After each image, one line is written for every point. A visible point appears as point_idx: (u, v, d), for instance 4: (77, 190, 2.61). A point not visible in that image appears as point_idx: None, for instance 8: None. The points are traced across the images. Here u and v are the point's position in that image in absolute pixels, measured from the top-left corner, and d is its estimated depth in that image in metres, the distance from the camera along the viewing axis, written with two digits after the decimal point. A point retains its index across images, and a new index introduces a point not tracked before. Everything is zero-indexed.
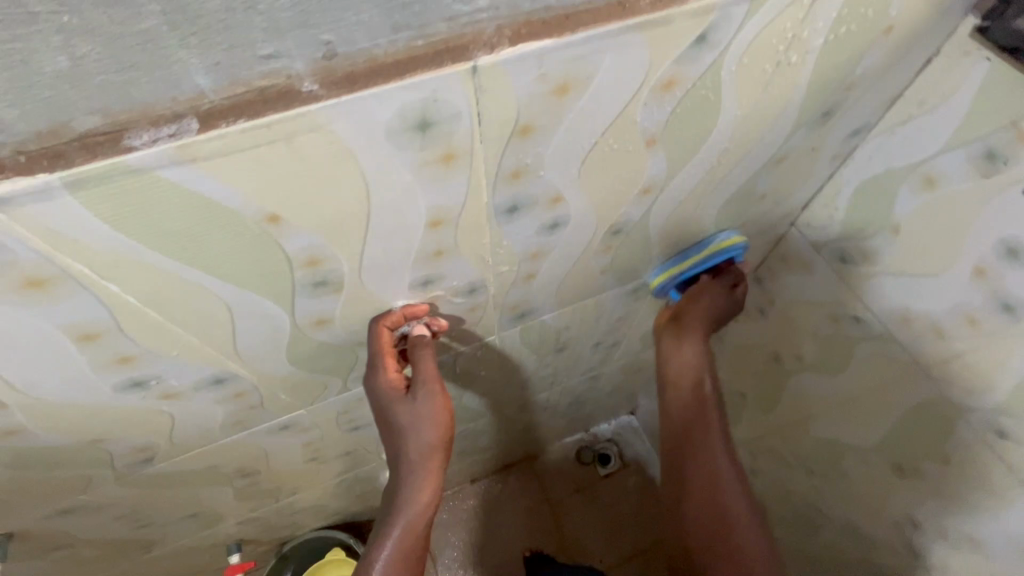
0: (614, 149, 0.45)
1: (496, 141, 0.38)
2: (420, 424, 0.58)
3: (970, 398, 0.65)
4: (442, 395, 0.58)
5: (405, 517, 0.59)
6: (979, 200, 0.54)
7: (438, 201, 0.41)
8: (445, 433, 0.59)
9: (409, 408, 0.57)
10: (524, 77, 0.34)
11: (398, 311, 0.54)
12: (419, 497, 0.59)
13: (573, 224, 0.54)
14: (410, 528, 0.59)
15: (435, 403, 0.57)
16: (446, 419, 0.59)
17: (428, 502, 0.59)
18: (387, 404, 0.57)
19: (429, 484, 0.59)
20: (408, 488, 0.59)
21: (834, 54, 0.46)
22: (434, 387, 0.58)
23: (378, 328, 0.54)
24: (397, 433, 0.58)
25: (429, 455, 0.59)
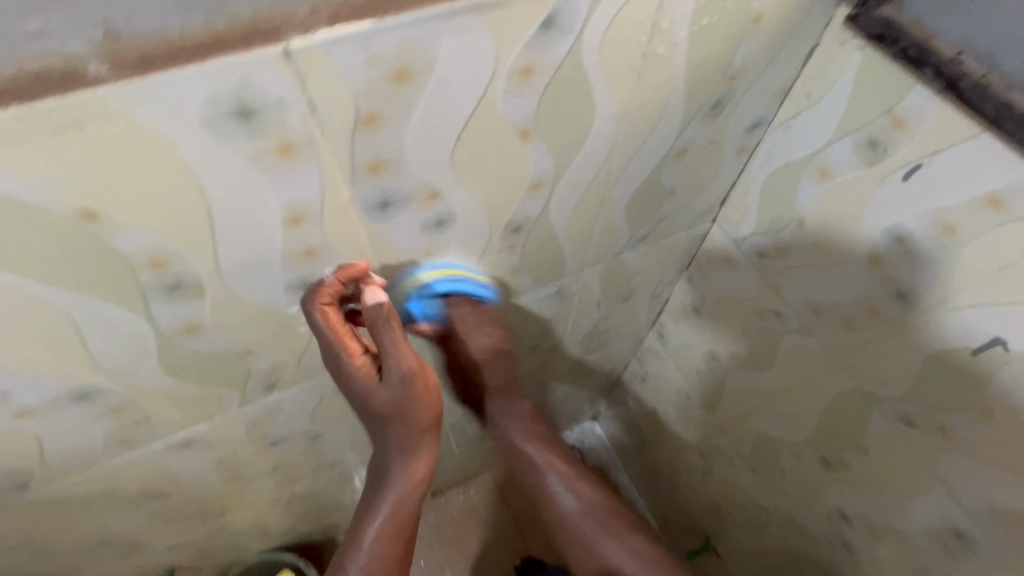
0: (486, 141, 0.44)
1: (338, 131, 0.36)
2: (405, 407, 0.62)
3: (879, 388, 0.65)
4: (419, 377, 0.59)
5: (398, 486, 0.70)
6: (869, 189, 0.55)
7: (292, 196, 0.39)
8: (433, 410, 0.65)
9: (390, 392, 0.59)
10: (351, 61, 0.32)
11: (335, 278, 0.49)
12: (409, 471, 0.69)
13: (464, 221, 0.52)
14: (403, 497, 0.70)
15: (416, 386, 0.60)
16: (432, 395, 0.63)
17: (419, 471, 0.70)
18: (363, 389, 0.59)
19: (421, 459, 0.70)
20: (400, 463, 0.69)
21: (706, 45, 0.46)
22: (411, 370, 0.58)
23: (320, 311, 0.51)
24: (385, 418, 0.63)
25: (421, 435, 0.67)
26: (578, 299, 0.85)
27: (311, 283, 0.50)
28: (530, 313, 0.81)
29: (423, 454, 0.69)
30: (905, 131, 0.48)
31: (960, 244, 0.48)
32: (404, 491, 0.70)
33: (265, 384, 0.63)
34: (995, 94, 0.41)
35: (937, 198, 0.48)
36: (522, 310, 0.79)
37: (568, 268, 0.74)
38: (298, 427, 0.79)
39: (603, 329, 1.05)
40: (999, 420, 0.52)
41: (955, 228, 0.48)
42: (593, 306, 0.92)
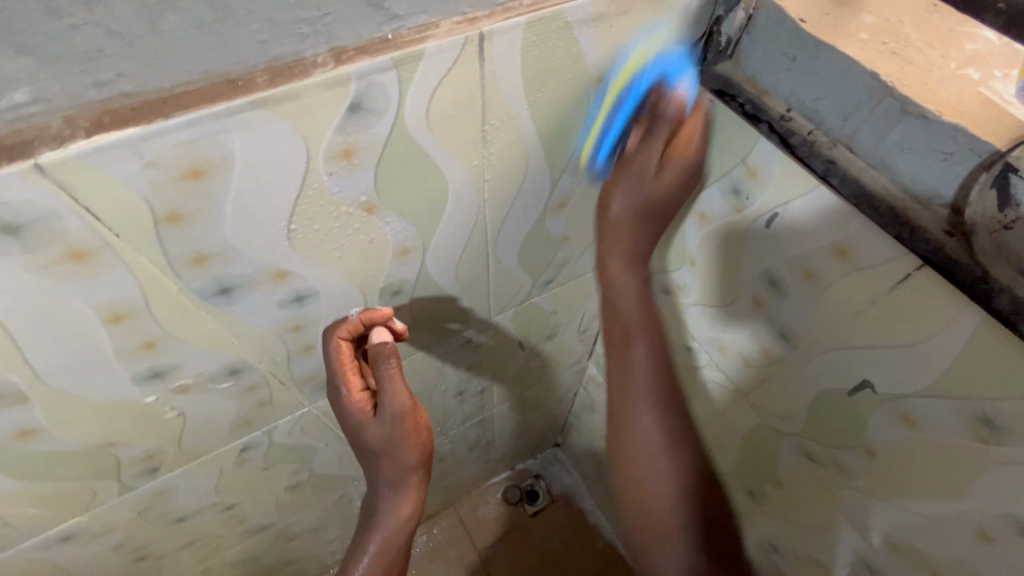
0: (325, 219, 0.42)
1: (135, 233, 0.34)
2: (395, 446, 0.58)
3: (783, 424, 0.65)
4: (410, 417, 0.56)
5: (386, 525, 0.62)
6: (739, 232, 0.55)
7: (105, 298, 0.37)
8: (423, 450, 0.59)
9: (378, 432, 0.56)
10: (125, 168, 0.31)
11: (354, 319, 0.52)
12: (399, 509, 0.62)
13: (328, 292, 0.50)
14: (391, 536, 0.63)
15: (403, 424, 0.56)
16: (423, 436, 0.59)
17: (408, 511, 0.63)
18: (357, 423, 0.57)
19: (410, 497, 0.62)
20: (388, 501, 0.62)
21: (549, 106, 0.45)
22: (403, 407, 0.55)
23: (335, 342, 0.53)
24: (373, 457, 0.59)
25: (407, 472, 0.60)
26: (495, 343, 0.84)
27: (335, 319, 0.53)
28: (443, 362, 0.79)
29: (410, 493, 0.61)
30: (759, 181, 0.49)
31: (821, 289, 0.48)
32: (395, 526, 0.62)
33: (144, 470, 0.59)
34: (821, 152, 0.42)
35: (797, 246, 0.49)
36: (434, 361, 0.77)
37: (473, 318, 0.72)
38: (203, 502, 0.75)
39: (536, 366, 1.04)
40: (881, 457, 0.52)
41: (815, 273, 0.48)
42: (516, 347, 0.91)
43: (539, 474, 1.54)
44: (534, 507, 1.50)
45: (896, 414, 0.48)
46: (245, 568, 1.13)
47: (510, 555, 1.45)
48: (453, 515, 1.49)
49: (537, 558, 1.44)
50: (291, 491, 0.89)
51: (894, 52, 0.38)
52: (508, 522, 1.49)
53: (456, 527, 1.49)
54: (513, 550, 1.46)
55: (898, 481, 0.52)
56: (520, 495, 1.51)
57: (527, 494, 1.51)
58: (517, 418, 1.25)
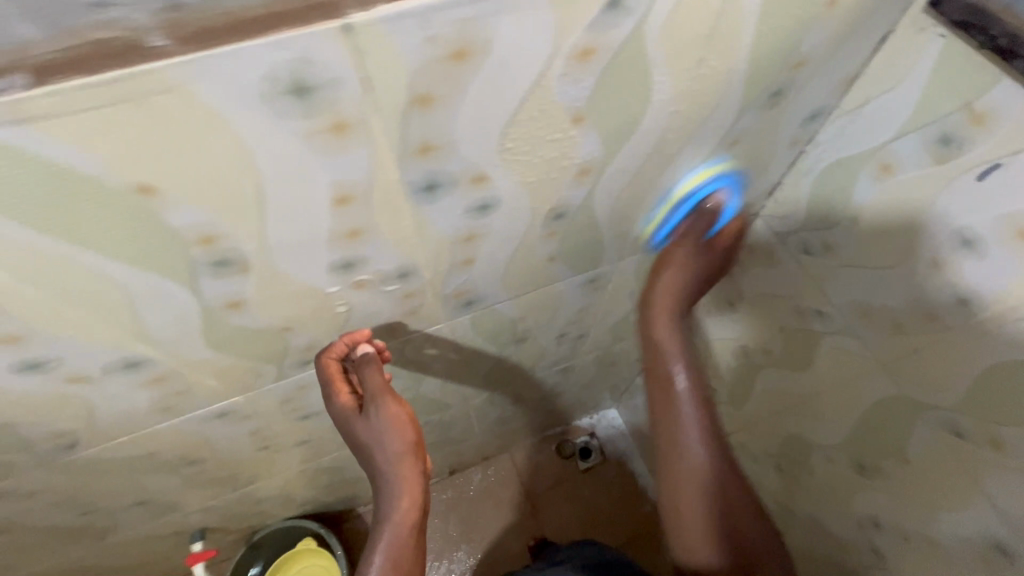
0: (538, 124, 0.43)
1: (392, 110, 0.35)
2: (384, 437, 0.57)
3: (927, 396, 0.63)
4: (392, 406, 0.57)
5: (384, 538, 0.57)
6: (932, 187, 0.52)
7: (342, 177, 0.39)
8: (411, 435, 0.58)
9: (366, 427, 0.57)
10: (409, 39, 0.31)
11: (339, 340, 0.58)
12: (395, 513, 0.57)
13: (507, 206, 0.51)
14: (393, 547, 0.57)
15: (389, 412, 0.56)
16: (410, 425, 0.58)
17: (411, 513, 0.57)
18: (348, 427, 0.58)
19: (408, 489, 0.57)
20: (385, 502, 0.58)
21: (774, 28, 0.43)
22: (385, 396, 0.57)
23: (323, 361, 0.58)
24: (367, 460, 0.58)
25: (399, 465, 0.57)
26: (612, 286, 0.84)
27: (325, 341, 0.59)
28: (564, 298, 0.80)
29: (409, 485, 0.57)
30: (984, 127, 0.46)
31: None
32: (395, 532, 0.57)
33: (300, 361, 0.63)
34: None
35: (1012, 203, 0.46)
36: (555, 298, 0.78)
37: (605, 257, 0.73)
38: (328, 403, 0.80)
39: (633, 320, 1.04)
40: None
41: None
42: (626, 297, 0.91)
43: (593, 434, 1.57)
44: (586, 463, 1.53)
45: None
46: (331, 476, 1.21)
47: (557, 505, 1.49)
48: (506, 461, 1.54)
49: (586, 512, 1.48)
50: None
51: None
52: (559, 474, 1.53)
53: (509, 472, 1.54)
54: (560, 502, 1.50)
55: None
56: (574, 450, 1.55)
57: (580, 450, 1.54)
58: (596, 372, 1.27)
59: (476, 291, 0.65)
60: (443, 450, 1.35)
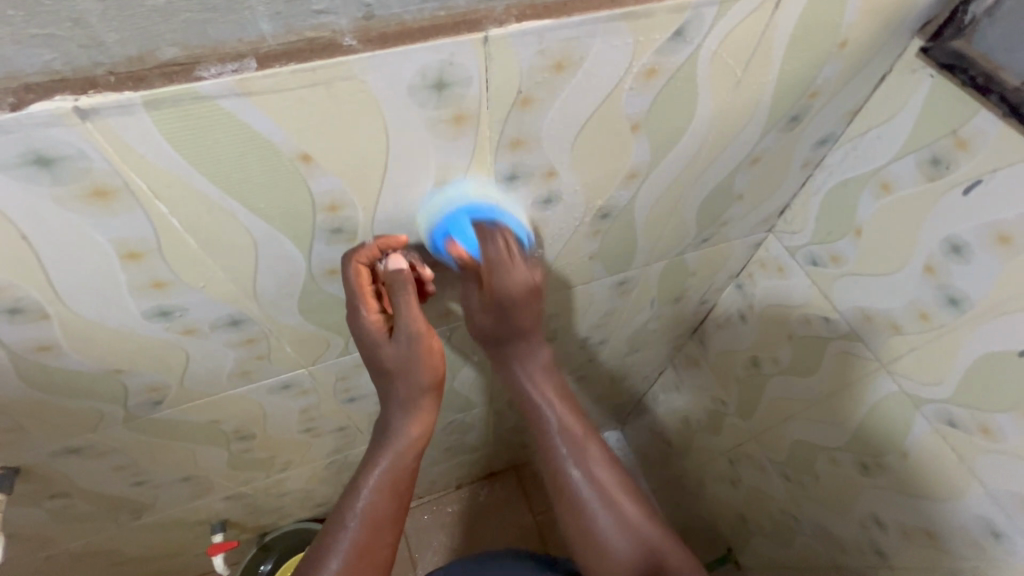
0: (603, 128, 0.52)
1: (500, 107, 0.44)
2: (409, 365, 0.61)
3: (924, 391, 0.70)
4: (426, 339, 0.60)
5: (395, 444, 0.65)
6: (925, 202, 0.61)
7: (448, 161, 0.48)
8: (436, 372, 0.63)
9: (395, 351, 0.60)
10: (527, 50, 0.40)
11: (371, 244, 0.53)
12: (407, 427, 0.65)
13: (566, 201, 0.60)
14: (399, 456, 0.65)
15: (422, 343, 0.60)
16: (437, 359, 0.63)
17: (418, 431, 0.66)
18: (374, 346, 0.59)
19: (422, 416, 0.66)
20: (399, 417, 0.65)
21: (796, 62, 0.53)
22: (420, 331, 0.59)
23: (351, 266, 0.53)
24: (387, 376, 0.62)
25: (418, 394, 0.64)
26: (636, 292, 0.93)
27: (352, 243, 0.52)
28: (594, 300, 0.88)
29: (422, 413, 0.65)
30: (968, 151, 0.55)
31: (1013, 253, 0.54)
32: (404, 446, 0.65)
33: None
34: None
35: (994, 213, 0.55)
36: (586, 298, 0.86)
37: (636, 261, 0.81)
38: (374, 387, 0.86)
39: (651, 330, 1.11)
40: None
41: (1010, 238, 0.54)
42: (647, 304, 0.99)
43: None
44: None
45: None
46: (352, 474, 1.25)
47: (561, 522, 1.52)
48: (514, 476, 1.57)
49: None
50: None
51: None
52: None
53: (515, 487, 1.57)
54: (565, 520, 1.52)
55: None
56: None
57: None
58: (610, 384, 1.33)
59: None
60: (459, 456, 1.39)
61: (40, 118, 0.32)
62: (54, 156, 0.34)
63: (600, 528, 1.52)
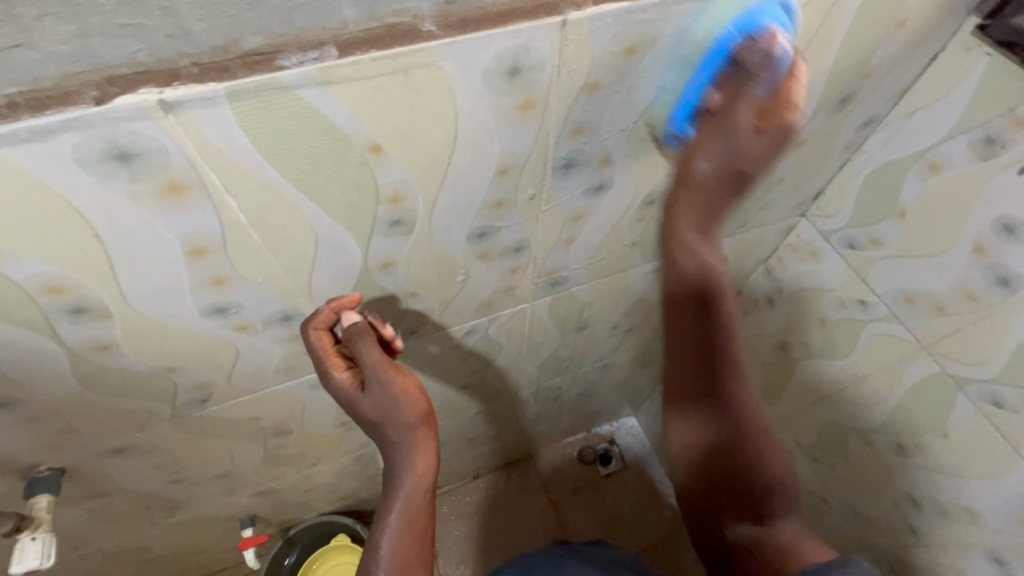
0: (662, 113, 0.51)
1: (568, 94, 0.43)
2: (391, 412, 0.54)
3: (968, 371, 0.70)
4: (398, 376, 0.54)
5: (402, 491, 0.56)
6: (977, 182, 0.61)
7: (511, 150, 0.47)
8: (421, 406, 0.55)
9: (369, 401, 0.54)
10: (603, 33, 0.39)
11: (324, 308, 0.54)
12: (412, 467, 0.56)
13: (617, 189, 0.59)
14: (408, 504, 0.56)
15: (390, 385, 0.53)
16: (418, 395, 0.55)
17: (423, 474, 0.57)
18: (350, 404, 0.55)
19: (424, 455, 0.56)
20: (396, 461, 0.56)
21: (856, 41, 0.53)
22: (387, 372, 0.53)
23: (312, 333, 0.54)
24: (372, 428, 0.56)
25: (409, 431, 0.55)
26: None
27: (309, 313, 0.56)
28: (628, 288, 0.88)
29: (422, 447, 0.56)
30: None
31: None
32: (410, 492, 0.56)
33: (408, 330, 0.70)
34: None
35: None
36: (621, 286, 0.86)
37: None
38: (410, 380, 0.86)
39: (677, 317, 1.11)
40: None
41: None
42: (677, 291, 0.98)
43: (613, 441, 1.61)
44: (607, 469, 1.57)
45: None
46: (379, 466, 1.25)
47: (580, 510, 1.53)
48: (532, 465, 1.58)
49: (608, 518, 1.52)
50: (459, 392, 1.00)
51: None
52: (581, 479, 1.57)
53: (534, 476, 1.58)
54: (583, 507, 1.53)
55: None
56: (595, 457, 1.59)
57: (601, 456, 1.58)
58: (632, 372, 1.33)
59: (565, 272, 0.73)
60: (482, 447, 1.39)
61: (124, 112, 0.31)
62: (132, 150, 0.33)
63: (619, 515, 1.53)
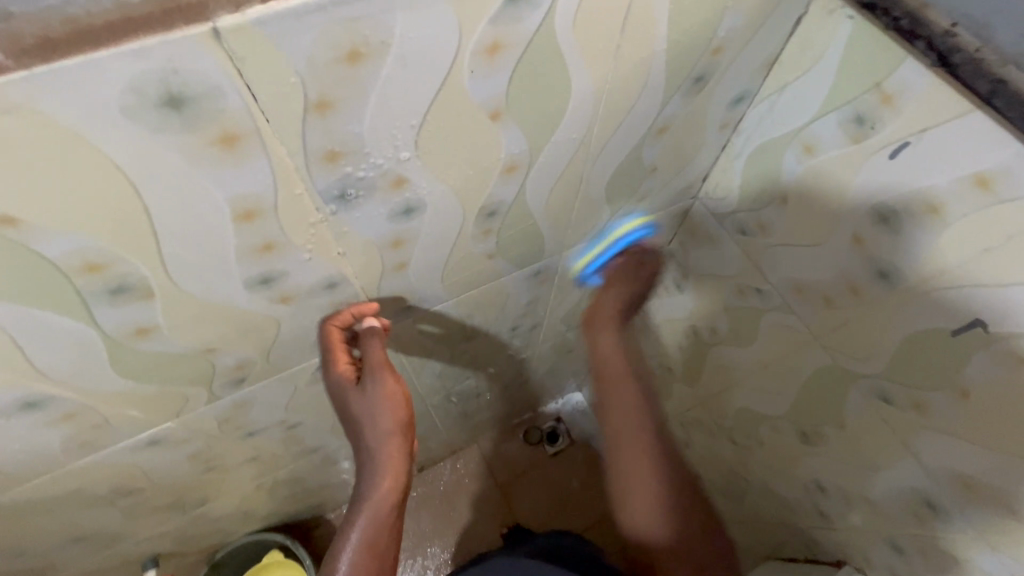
0: (452, 125, 0.41)
1: (285, 119, 0.33)
2: (375, 414, 0.61)
3: (858, 366, 0.65)
4: (393, 384, 0.60)
5: (373, 493, 0.63)
6: (851, 166, 0.53)
7: (241, 190, 0.36)
8: (402, 415, 0.61)
9: (362, 401, 0.60)
10: (293, 42, 0.29)
11: (346, 310, 0.57)
12: (382, 475, 0.62)
13: (433, 208, 0.49)
14: (377, 509, 0.63)
15: (384, 390, 0.60)
16: (403, 405, 0.61)
17: (391, 486, 0.63)
18: (343, 396, 0.62)
19: (393, 463, 0.62)
20: (374, 468, 0.63)
21: (686, 13, 0.42)
22: (382, 374, 0.59)
23: (326, 328, 0.58)
24: (356, 426, 0.63)
25: (386, 439, 0.61)
26: (558, 279, 0.84)
27: (207, 326, 0.48)
28: (510, 294, 0.79)
29: (392, 459, 0.62)
30: (894, 107, 0.46)
31: (943, 227, 0.47)
32: (379, 499, 0.62)
33: (232, 381, 0.60)
34: (988, 71, 0.39)
35: (922, 179, 0.47)
36: (500, 294, 0.77)
37: (547, 250, 0.71)
38: (272, 419, 0.76)
39: (587, 307, 1.03)
40: (974, 399, 0.52)
41: (942, 209, 0.47)
42: (575, 286, 0.90)
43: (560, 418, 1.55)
44: (554, 448, 1.52)
45: (1005, 354, 0.48)
46: (291, 488, 1.18)
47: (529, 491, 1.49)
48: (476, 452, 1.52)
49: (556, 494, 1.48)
50: None
51: None
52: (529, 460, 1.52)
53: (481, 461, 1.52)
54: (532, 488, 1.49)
55: (987, 425, 0.53)
56: (541, 437, 1.53)
57: (547, 435, 1.52)
58: (555, 361, 1.27)
59: (416, 295, 0.63)
60: None
61: None
62: None
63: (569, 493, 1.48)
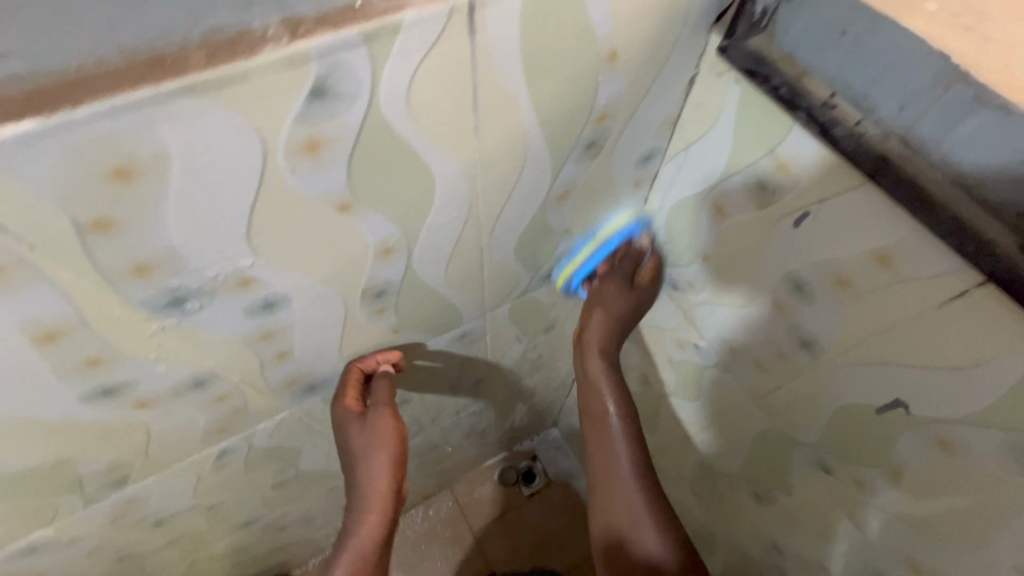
0: (290, 222, 0.36)
1: (57, 243, 0.29)
2: (371, 451, 0.59)
3: (797, 432, 0.60)
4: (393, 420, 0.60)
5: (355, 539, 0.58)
6: (760, 230, 0.49)
7: (32, 316, 0.32)
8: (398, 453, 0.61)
9: (362, 433, 0.59)
10: (28, 168, 0.25)
11: (364, 358, 0.59)
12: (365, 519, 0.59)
13: (300, 298, 0.45)
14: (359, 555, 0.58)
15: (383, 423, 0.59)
16: (397, 442, 0.61)
17: (374, 531, 0.59)
18: (343, 428, 0.60)
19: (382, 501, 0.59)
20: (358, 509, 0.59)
21: (549, 88, 0.39)
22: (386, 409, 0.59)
23: (349, 366, 0.59)
24: (353, 463, 0.60)
25: (382, 475, 0.59)
26: (491, 338, 0.79)
27: (46, 442, 0.43)
28: (435, 360, 0.73)
29: (382, 496, 0.59)
30: (790, 175, 0.43)
31: (853, 301, 0.43)
32: (360, 545, 0.58)
33: (110, 483, 0.55)
34: (871, 147, 0.35)
35: (828, 249, 0.43)
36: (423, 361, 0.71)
37: (466, 315, 0.66)
38: (181, 506, 0.71)
39: (536, 358, 0.97)
40: (908, 479, 0.48)
41: (849, 282, 0.43)
42: (515, 342, 0.85)
43: (536, 455, 1.40)
44: (530, 488, 1.37)
45: (930, 437, 0.43)
46: (237, 559, 1.11)
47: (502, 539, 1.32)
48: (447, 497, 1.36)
49: (532, 540, 1.32)
50: (278, 487, 0.85)
51: (967, 28, 0.31)
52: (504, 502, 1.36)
53: (451, 509, 1.35)
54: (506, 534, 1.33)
55: (926, 508, 0.48)
56: (516, 477, 1.38)
57: (523, 475, 1.37)
58: (517, 411, 1.20)
59: (316, 377, 0.58)
60: None
61: None
62: None
63: (547, 535, 1.33)
